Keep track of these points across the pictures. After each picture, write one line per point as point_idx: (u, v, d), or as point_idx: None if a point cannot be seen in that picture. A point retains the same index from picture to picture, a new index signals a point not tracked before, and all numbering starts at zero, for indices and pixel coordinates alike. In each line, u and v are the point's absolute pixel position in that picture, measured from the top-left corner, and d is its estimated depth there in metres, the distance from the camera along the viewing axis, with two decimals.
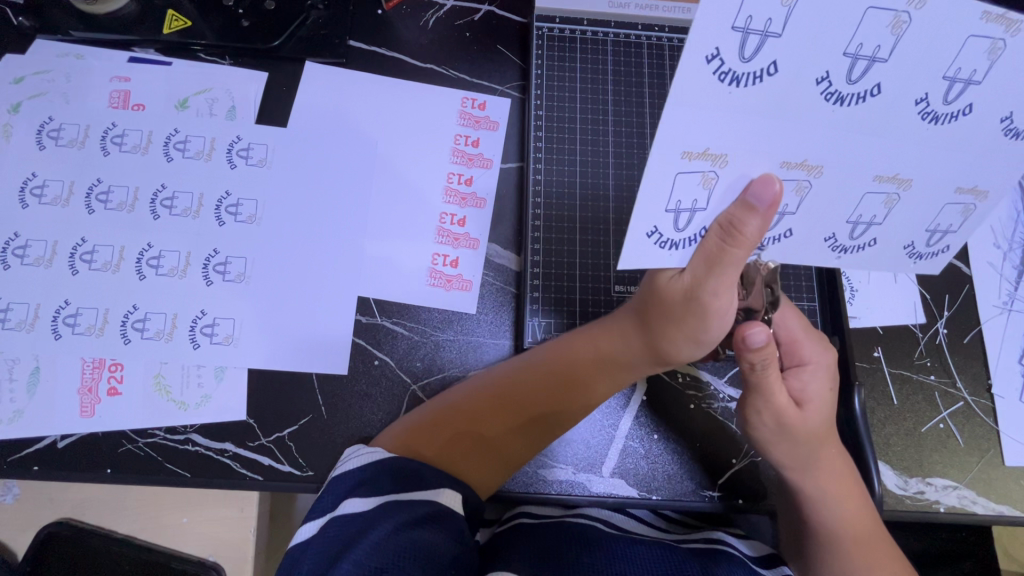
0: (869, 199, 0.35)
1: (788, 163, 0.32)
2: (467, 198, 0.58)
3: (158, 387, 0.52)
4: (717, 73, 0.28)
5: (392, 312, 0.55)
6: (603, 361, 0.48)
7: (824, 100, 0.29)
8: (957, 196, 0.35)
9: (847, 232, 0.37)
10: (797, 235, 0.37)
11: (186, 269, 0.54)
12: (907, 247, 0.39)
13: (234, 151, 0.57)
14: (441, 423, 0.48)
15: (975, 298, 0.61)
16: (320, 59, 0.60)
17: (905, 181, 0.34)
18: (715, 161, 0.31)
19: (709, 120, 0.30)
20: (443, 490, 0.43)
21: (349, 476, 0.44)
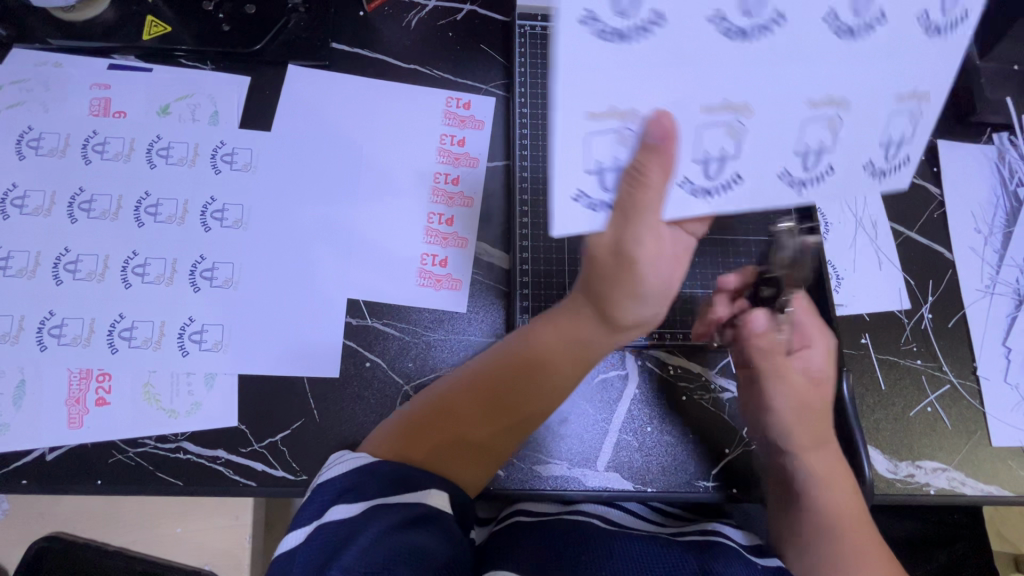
0: (812, 125, 0.38)
1: (707, 108, 0.36)
2: (454, 197, 0.58)
3: (147, 396, 0.51)
4: (600, 33, 0.34)
5: (383, 313, 0.55)
6: (566, 343, 0.48)
7: (607, 39, 0.34)
8: (900, 103, 0.38)
9: (801, 163, 0.39)
10: (747, 180, 0.39)
11: (173, 276, 0.54)
12: (866, 164, 0.39)
13: (218, 156, 0.57)
14: (416, 425, 0.46)
15: (959, 283, 0.62)
16: (303, 62, 0.60)
17: (837, 100, 0.37)
18: (624, 117, 0.36)
19: (602, 80, 0.35)
20: (431, 491, 0.43)
21: (334, 483, 0.43)
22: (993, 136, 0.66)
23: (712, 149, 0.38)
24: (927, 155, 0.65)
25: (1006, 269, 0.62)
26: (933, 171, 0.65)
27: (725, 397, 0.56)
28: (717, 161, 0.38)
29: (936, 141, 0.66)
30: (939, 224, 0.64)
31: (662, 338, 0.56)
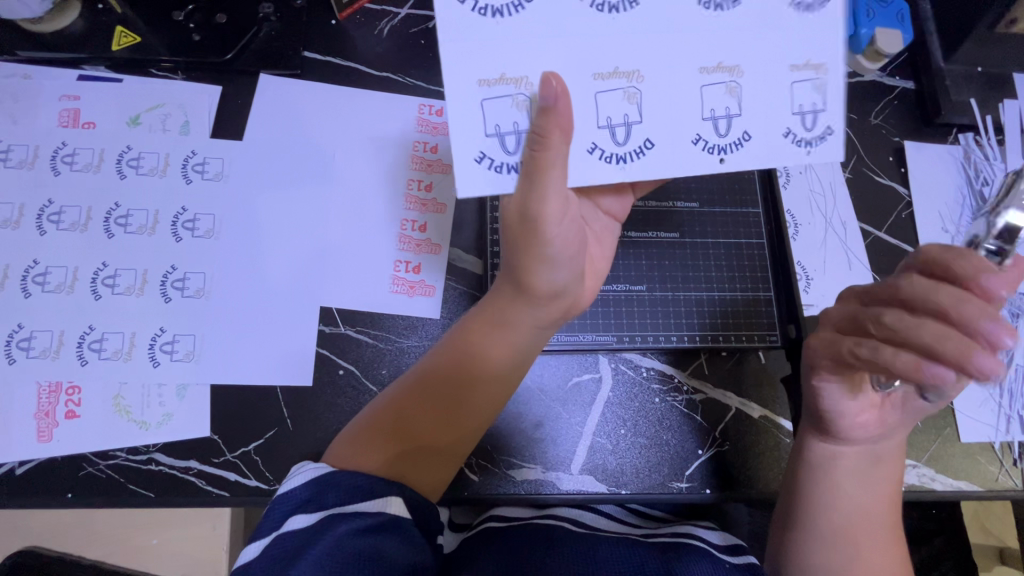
0: (711, 90, 0.39)
1: (600, 75, 0.39)
2: (427, 203, 0.59)
3: (117, 408, 0.51)
4: (475, 9, 0.37)
5: (356, 321, 0.56)
6: (504, 333, 0.48)
7: (481, 15, 0.37)
8: (797, 73, 0.40)
9: (711, 129, 0.40)
10: (659, 143, 0.40)
11: (144, 287, 0.54)
12: (786, 135, 0.40)
13: (189, 166, 0.57)
14: (372, 433, 0.45)
15: None
16: (275, 71, 0.60)
17: (735, 67, 0.39)
18: (517, 84, 0.38)
19: (492, 48, 0.37)
20: (391, 499, 0.42)
21: (293, 494, 0.42)
22: (959, 137, 0.67)
23: (614, 115, 0.39)
24: (895, 155, 0.66)
25: None
26: (900, 172, 0.66)
27: (698, 398, 0.57)
28: (623, 127, 0.40)
29: (903, 142, 0.67)
30: (907, 224, 0.65)
31: (633, 341, 0.57)
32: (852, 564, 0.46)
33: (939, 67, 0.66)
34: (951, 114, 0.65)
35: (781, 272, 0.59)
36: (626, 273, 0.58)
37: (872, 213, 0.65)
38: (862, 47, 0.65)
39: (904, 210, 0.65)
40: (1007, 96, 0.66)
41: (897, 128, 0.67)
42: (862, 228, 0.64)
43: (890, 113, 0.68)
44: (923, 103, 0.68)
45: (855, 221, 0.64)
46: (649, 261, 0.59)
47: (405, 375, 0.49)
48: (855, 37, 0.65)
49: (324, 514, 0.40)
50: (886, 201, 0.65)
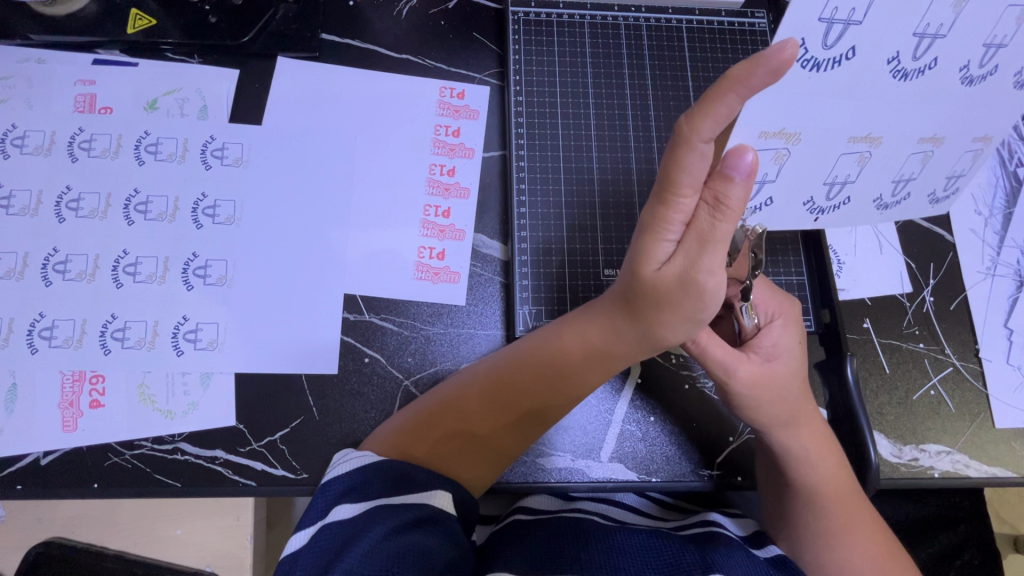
0: (913, 157, 0.44)
1: (855, 138, 0.42)
2: (451, 188, 0.58)
3: (141, 396, 0.50)
4: (802, 61, 0.37)
5: (381, 308, 0.55)
6: (597, 353, 0.45)
7: (803, 66, 0.38)
8: (920, 145, 0.44)
9: (824, 194, 0.45)
10: (778, 203, 0.45)
11: (165, 275, 0.52)
12: (808, 203, 0.45)
13: (209, 151, 0.56)
14: (430, 423, 0.46)
15: (960, 265, 0.62)
16: (293, 54, 0.59)
17: (875, 139, 0.42)
18: (788, 139, 0.41)
19: (787, 103, 0.39)
20: (437, 494, 0.42)
21: (336, 483, 0.42)
22: None
23: (840, 174, 0.44)
24: None
25: (1007, 251, 0.62)
26: None
27: None
28: (759, 184, 0.44)
29: None
30: None
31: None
32: (841, 531, 0.47)
33: None
34: None
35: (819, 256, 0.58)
36: None
37: None
38: None
39: None
40: None
41: None
42: None
43: None
44: None
45: None
46: None
47: (479, 366, 0.48)
48: None
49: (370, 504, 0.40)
50: None
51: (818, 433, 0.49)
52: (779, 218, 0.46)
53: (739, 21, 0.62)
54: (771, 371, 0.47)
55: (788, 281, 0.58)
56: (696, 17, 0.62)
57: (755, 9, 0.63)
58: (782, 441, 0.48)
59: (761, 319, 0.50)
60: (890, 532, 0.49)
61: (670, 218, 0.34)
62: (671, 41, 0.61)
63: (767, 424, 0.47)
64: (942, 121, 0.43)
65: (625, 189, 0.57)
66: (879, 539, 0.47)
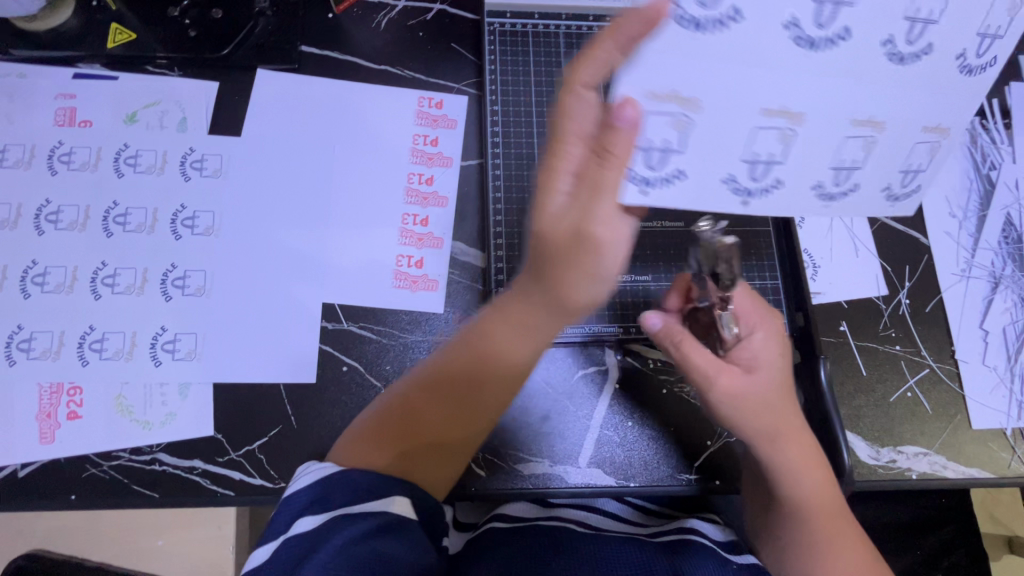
0: (850, 142, 0.42)
1: (767, 110, 0.40)
2: (429, 197, 0.59)
3: (119, 407, 0.50)
4: (682, 19, 0.38)
5: (359, 317, 0.55)
6: (523, 338, 0.44)
7: (683, 24, 0.38)
8: (856, 128, 0.41)
9: (833, 178, 0.43)
10: (689, 176, 0.41)
11: (144, 286, 0.53)
12: (727, 180, 0.41)
13: (188, 163, 0.56)
14: (376, 426, 0.45)
15: (935, 268, 0.63)
16: (272, 66, 0.60)
17: (793, 113, 0.40)
18: (685, 104, 0.39)
19: (670, 66, 0.39)
20: (395, 498, 0.41)
21: (299, 495, 0.41)
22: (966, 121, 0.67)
23: (762, 152, 0.41)
24: None
25: (982, 253, 0.63)
26: None
27: None
28: (660, 152, 0.40)
29: None
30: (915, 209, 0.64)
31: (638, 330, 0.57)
32: (823, 547, 0.47)
33: None
34: None
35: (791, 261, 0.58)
36: (630, 265, 0.58)
37: None
38: None
39: None
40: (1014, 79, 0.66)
41: None
42: None
43: None
44: None
45: None
46: (651, 254, 0.59)
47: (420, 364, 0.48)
48: None
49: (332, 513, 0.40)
50: None
51: (809, 448, 0.48)
52: (693, 196, 0.41)
53: None
54: (753, 382, 0.47)
55: (763, 285, 0.59)
56: None
57: None
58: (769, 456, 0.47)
59: (740, 328, 0.49)
60: (874, 550, 0.49)
61: (559, 168, 0.38)
62: None
63: (752, 436, 0.47)
64: (885, 106, 0.41)
65: None
66: (857, 557, 0.47)
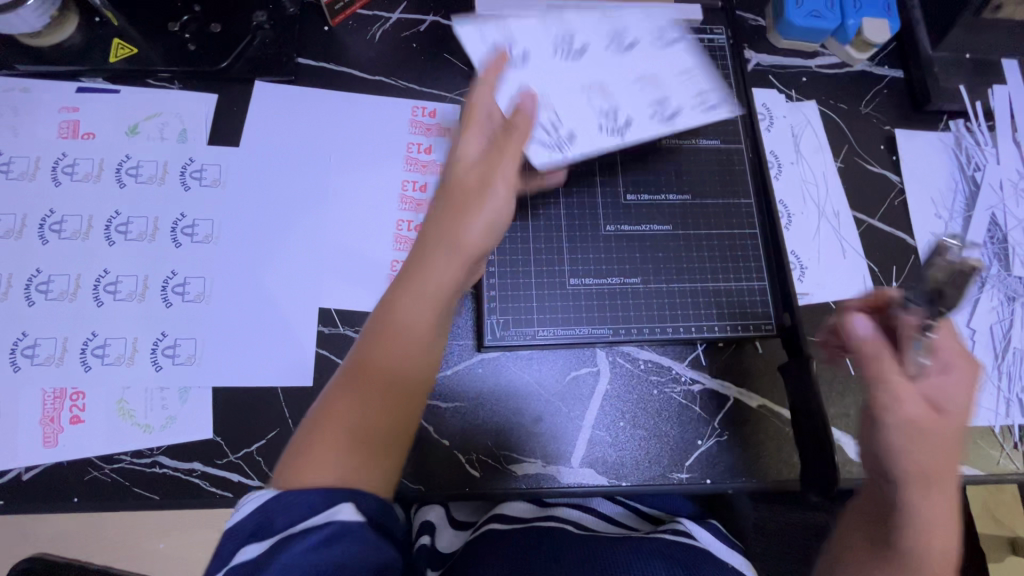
0: (590, 95, 0.56)
1: (587, 86, 0.57)
2: (423, 203, 0.60)
3: (121, 411, 0.51)
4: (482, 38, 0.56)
5: (355, 321, 0.56)
6: (429, 303, 0.43)
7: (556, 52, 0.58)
8: (635, 83, 0.57)
9: (661, 107, 0.56)
10: (580, 131, 0.54)
11: (145, 293, 0.54)
12: (605, 127, 0.55)
13: (188, 173, 0.58)
14: (307, 441, 0.40)
15: (922, 267, 0.63)
16: (269, 77, 0.62)
17: (602, 85, 0.57)
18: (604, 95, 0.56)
19: (479, 51, 0.55)
20: (342, 507, 0.38)
21: (246, 521, 0.38)
22: (949, 123, 0.68)
23: (613, 105, 0.56)
24: (887, 145, 0.68)
25: (969, 253, 0.64)
26: (892, 159, 0.67)
27: (697, 389, 0.58)
28: (556, 123, 0.55)
29: (894, 130, 0.68)
30: (900, 210, 0.65)
31: (626, 332, 0.58)
32: None
33: (928, 54, 0.68)
34: (940, 100, 0.67)
35: (778, 264, 0.59)
36: (619, 267, 0.59)
37: (865, 201, 0.65)
38: (850, 37, 0.67)
39: (896, 197, 0.66)
40: (996, 82, 0.68)
41: (885, 117, 0.69)
42: (857, 217, 0.65)
43: (880, 102, 0.69)
44: (912, 92, 0.69)
45: (848, 210, 0.65)
46: (640, 257, 0.60)
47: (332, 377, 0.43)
48: (842, 28, 0.67)
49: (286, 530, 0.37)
50: (879, 188, 0.66)
51: (948, 512, 0.42)
52: (593, 141, 0.54)
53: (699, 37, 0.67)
54: (938, 422, 0.42)
55: (749, 286, 0.60)
56: None
57: (714, 25, 0.67)
58: (909, 501, 0.42)
59: (931, 362, 0.43)
60: None
61: (473, 132, 0.48)
62: None
63: (899, 474, 0.42)
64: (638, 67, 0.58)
65: (589, 202, 0.61)
66: None
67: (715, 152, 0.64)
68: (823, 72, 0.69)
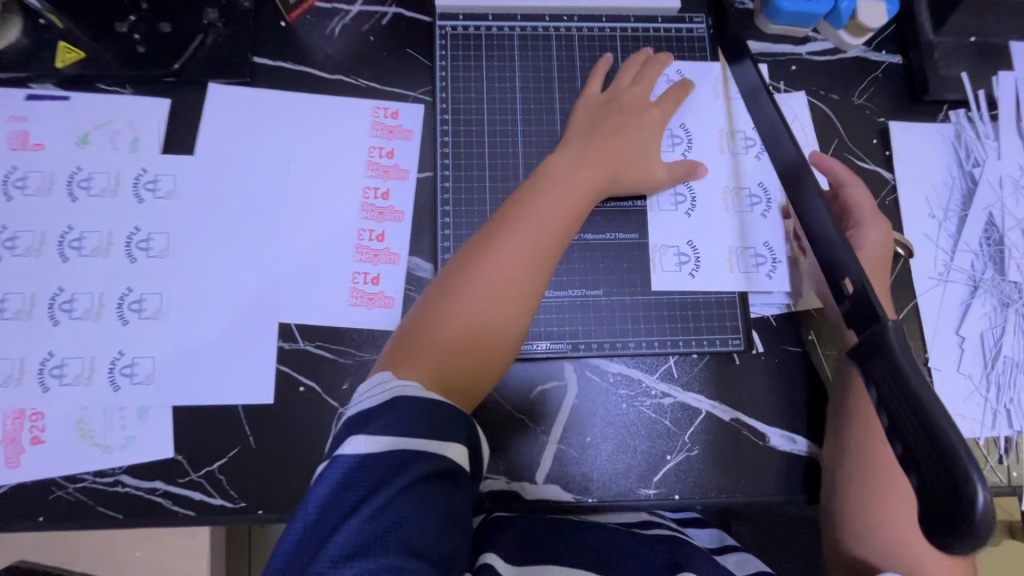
0: (715, 134, 0.61)
1: (722, 132, 0.61)
2: (385, 211, 0.58)
3: (80, 432, 0.51)
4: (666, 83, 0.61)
5: (316, 336, 0.55)
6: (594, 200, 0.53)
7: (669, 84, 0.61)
8: (728, 132, 0.61)
9: (746, 137, 0.61)
10: (697, 148, 0.60)
11: (100, 310, 0.53)
12: (745, 150, 0.60)
13: (141, 184, 0.56)
14: (463, 278, 0.47)
15: (910, 270, 0.60)
16: (223, 79, 0.59)
17: (727, 131, 0.61)
18: (723, 135, 0.61)
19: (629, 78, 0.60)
20: (453, 446, 0.40)
21: (362, 408, 0.40)
22: (949, 114, 0.64)
23: (739, 142, 0.61)
24: (880, 138, 0.64)
25: (962, 255, 0.60)
26: (885, 155, 0.63)
27: (667, 403, 0.56)
28: (683, 141, 0.60)
29: (888, 122, 0.64)
30: (891, 209, 0.62)
31: (589, 347, 0.57)
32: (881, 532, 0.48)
33: (929, 39, 0.63)
34: (938, 89, 0.62)
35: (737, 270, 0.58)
36: (580, 276, 0.58)
37: None
38: (844, 21, 0.62)
39: (888, 195, 0.62)
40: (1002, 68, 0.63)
41: (879, 108, 0.64)
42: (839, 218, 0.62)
43: (875, 91, 0.65)
44: (910, 79, 0.65)
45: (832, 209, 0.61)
46: (606, 268, 0.58)
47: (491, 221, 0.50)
48: (835, 12, 0.62)
49: (397, 441, 0.38)
50: (869, 186, 0.62)
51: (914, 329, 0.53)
52: (737, 161, 0.60)
53: (676, 27, 0.63)
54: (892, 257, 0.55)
55: (719, 299, 0.58)
56: (631, 25, 0.62)
57: (694, 13, 0.63)
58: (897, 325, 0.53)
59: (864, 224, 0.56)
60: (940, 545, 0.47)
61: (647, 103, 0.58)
62: (605, 50, 0.62)
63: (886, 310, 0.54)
64: (709, 111, 0.61)
65: None
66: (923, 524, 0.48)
67: (705, 146, 0.60)
68: (814, 59, 0.65)
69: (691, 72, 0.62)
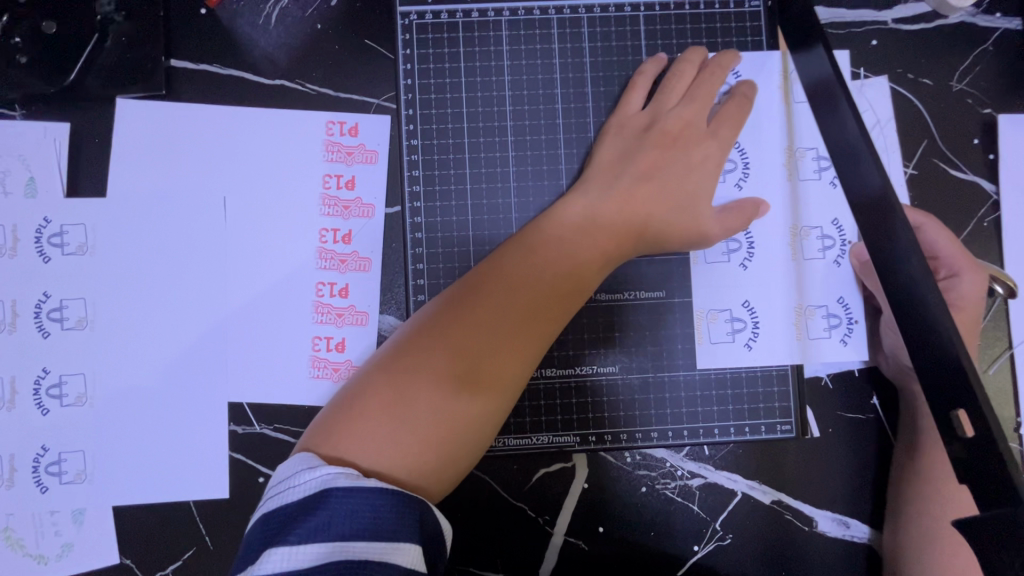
0: (777, 155, 0.47)
1: (788, 152, 0.47)
2: (347, 259, 0.47)
3: (8, 541, 0.44)
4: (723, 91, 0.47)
5: (273, 417, 0.46)
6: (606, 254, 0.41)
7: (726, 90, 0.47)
8: (795, 153, 0.47)
9: (817, 157, 0.47)
10: (755, 176, 0.47)
11: (15, 399, 0.45)
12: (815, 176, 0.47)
13: (44, 239, 0.45)
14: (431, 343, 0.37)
15: (1009, 313, 0.48)
16: (132, 93, 0.46)
17: (795, 149, 0.47)
18: (791, 155, 0.47)
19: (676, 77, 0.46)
20: (405, 548, 0.32)
21: (287, 508, 0.33)
22: None
23: (810, 166, 0.48)
24: (983, 137, 0.49)
25: None
26: (988, 160, 0.49)
27: (694, 486, 0.47)
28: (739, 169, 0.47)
29: (996, 115, 0.49)
30: (989, 233, 0.48)
31: (602, 440, 0.46)
32: None
33: None
34: None
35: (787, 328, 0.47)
36: (588, 336, 0.47)
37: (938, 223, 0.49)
38: None
39: (987, 215, 0.48)
40: None
41: (985, 96, 0.49)
42: None
43: (981, 72, 0.49)
44: None
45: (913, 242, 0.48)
46: (622, 332, 0.47)
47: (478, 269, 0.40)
48: None
49: (331, 548, 0.31)
50: (963, 202, 0.48)
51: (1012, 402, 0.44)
52: (802, 190, 0.47)
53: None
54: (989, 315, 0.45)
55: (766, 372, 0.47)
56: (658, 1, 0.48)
57: None
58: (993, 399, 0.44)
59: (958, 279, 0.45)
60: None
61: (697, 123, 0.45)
62: (623, 37, 0.48)
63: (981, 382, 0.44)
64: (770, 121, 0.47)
65: None
66: None
67: (767, 172, 0.47)
68: (902, 29, 0.49)
69: (749, 70, 0.47)
